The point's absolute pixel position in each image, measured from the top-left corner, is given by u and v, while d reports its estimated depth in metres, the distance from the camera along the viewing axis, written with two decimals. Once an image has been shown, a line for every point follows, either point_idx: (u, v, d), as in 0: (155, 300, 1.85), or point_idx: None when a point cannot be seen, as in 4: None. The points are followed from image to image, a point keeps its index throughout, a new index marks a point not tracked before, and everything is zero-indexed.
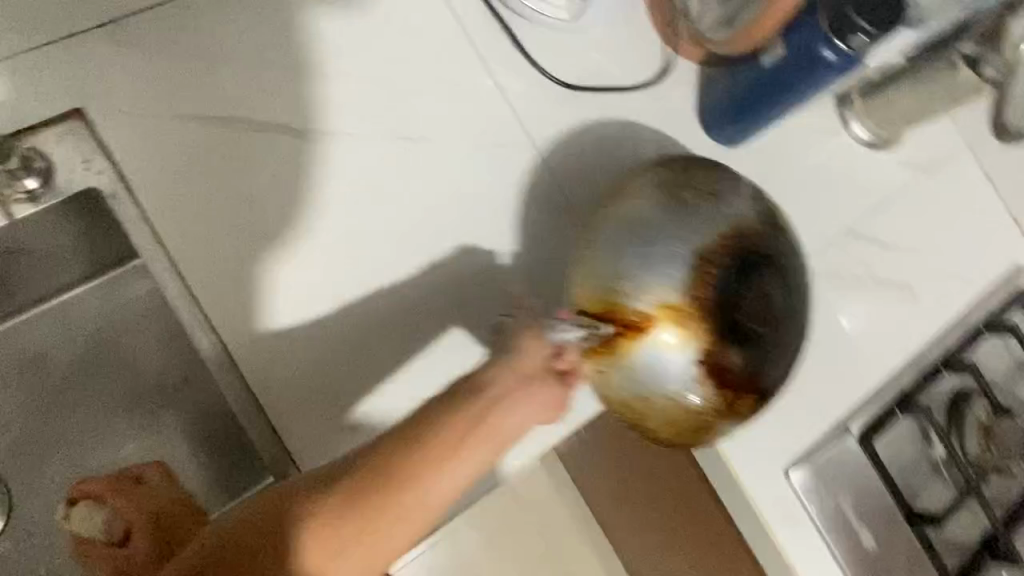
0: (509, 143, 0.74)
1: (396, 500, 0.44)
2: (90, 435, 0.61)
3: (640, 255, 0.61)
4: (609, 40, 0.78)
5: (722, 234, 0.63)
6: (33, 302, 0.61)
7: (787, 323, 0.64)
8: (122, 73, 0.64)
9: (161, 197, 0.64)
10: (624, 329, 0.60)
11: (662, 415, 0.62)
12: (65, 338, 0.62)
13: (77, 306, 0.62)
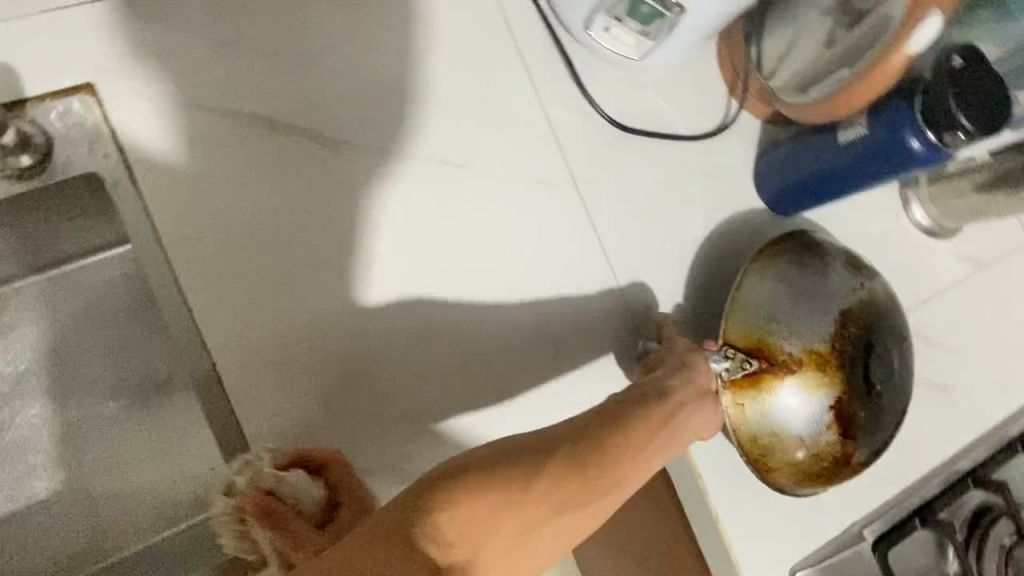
0: (550, 180, 0.69)
1: (603, 484, 0.41)
2: (90, 396, 0.70)
3: (808, 305, 0.64)
4: (672, 84, 0.73)
5: (861, 298, 0.66)
6: (47, 268, 0.69)
7: (896, 387, 0.66)
8: (144, 51, 0.59)
9: (167, 191, 0.58)
10: (771, 370, 0.61)
11: (786, 456, 0.61)
12: (77, 306, 0.70)
13: (89, 280, 0.69)
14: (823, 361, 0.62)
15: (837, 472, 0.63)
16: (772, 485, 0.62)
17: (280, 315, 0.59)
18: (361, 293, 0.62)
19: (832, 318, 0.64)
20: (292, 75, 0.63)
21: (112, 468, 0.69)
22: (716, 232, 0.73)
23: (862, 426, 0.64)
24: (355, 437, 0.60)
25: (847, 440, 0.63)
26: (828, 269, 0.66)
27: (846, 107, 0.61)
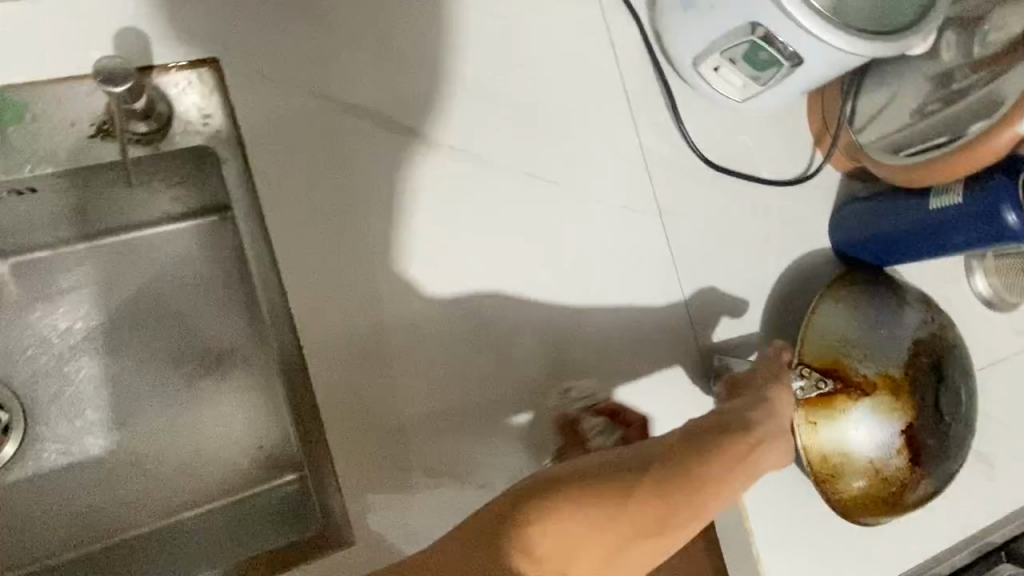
0: (635, 206, 0.70)
1: (676, 516, 0.43)
2: (136, 380, 0.66)
3: (879, 333, 0.68)
4: (760, 128, 0.75)
5: (929, 335, 0.70)
6: (96, 235, 0.65)
7: (955, 422, 0.70)
8: (270, 37, 0.61)
9: (276, 175, 0.61)
10: (846, 389, 0.65)
11: (856, 474, 0.65)
12: (129, 278, 0.67)
13: (155, 253, 0.67)
14: (897, 386, 0.67)
15: (899, 492, 0.67)
16: (838, 505, 0.66)
17: (366, 305, 0.62)
18: (443, 293, 0.64)
19: (903, 347, 0.68)
20: (402, 74, 0.65)
21: (165, 454, 0.66)
22: (786, 277, 0.74)
23: (925, 459, 0.68)
24: (419, 432, 0.62)
25: (913, 462, 0.67)
26: (900, 306, 0.70)
27: (927, 180, 0.66)
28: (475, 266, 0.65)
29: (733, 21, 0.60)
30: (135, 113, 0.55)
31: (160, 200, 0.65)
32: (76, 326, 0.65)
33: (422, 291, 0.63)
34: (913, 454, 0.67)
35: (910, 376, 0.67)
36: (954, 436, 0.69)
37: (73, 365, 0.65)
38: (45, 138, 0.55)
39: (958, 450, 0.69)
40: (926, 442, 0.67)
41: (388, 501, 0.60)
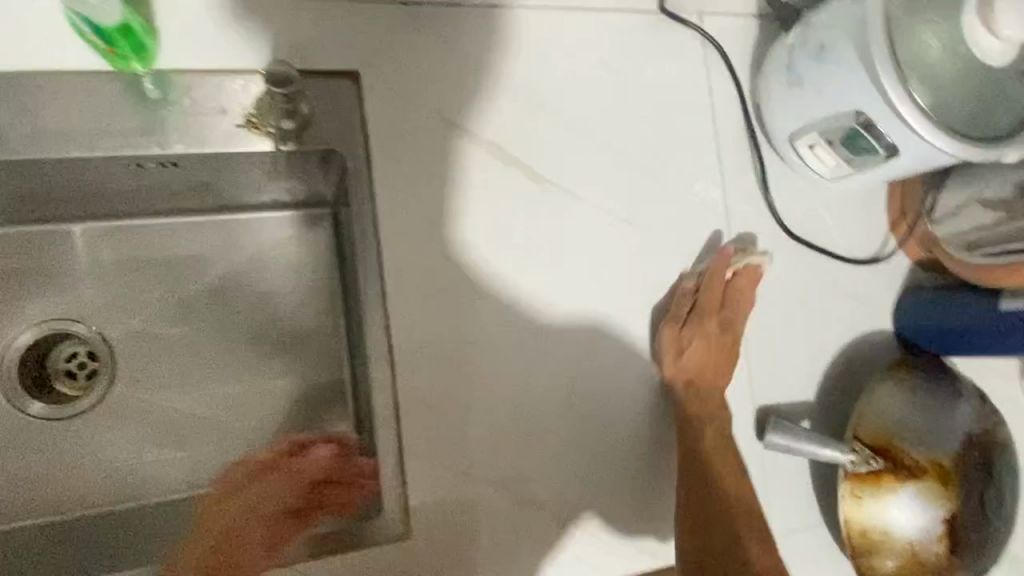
0: (714, 263, 0.74)
1: None
2: (212, 345, 0.73)
3: (932, 421, 0.71)
4: (842, 206, 0.78)
5: (982, 431, 0.72)
6: (206, 208, 0.73)
7: (997, 522, 0.71)
8: (407, 59, 0.67)
9: (393, 183, 0.66)
10: (893, 469, 0.69)
11: (895, 553, 0.68)
12: (224, 251, 0.74)
13: (253, 228, 0.74)
14: (944, 473, 0.69)
15: None
16: None
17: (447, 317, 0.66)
18: (516, 316, 0.68)
19: (954, 438, 0.71)
20: (515, 108, 0.70)
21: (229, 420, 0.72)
22: (842, 352, 0.77)
23: (964, 550, 0.69)
24: (473, 442, 0.66)
25: (951, 551, 0.69)
26: (958, 399, 0.72)
27: (998, 283, 0.71)
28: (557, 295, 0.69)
29: (842, 108, 0.64)
30: (283, 108, 0.59)
31: (269, 183, 0.72)
32: (174, 295, 0.72)
33: (503, 311, 0.68)
34: (953, 543, 0.69)
35: (958, 466, 0.70)
36: (994, 534, 0.71)
37: (165, 327, 0.72)
38: (199, 120, 0.60)
39: (993, 547, 0.71)
40: (967, 533, 0.69)
41: (434, 500, 0.65)
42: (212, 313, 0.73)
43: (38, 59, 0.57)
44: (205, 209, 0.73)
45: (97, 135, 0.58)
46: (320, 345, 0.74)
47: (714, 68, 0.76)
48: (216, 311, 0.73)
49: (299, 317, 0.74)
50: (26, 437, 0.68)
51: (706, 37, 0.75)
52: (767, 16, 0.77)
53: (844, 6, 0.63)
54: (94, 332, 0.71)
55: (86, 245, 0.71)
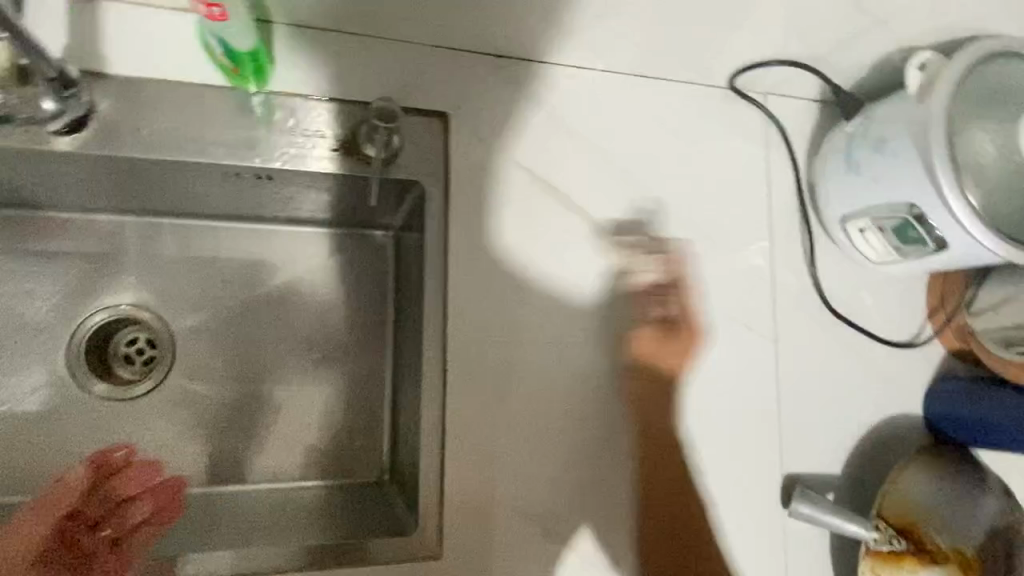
0: (756, 329, 0.76)
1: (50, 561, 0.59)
2: (268, 346, 0.80)
3: (958, 510, 0.73)
4: (883, 289, 0.81)
5: (1005, 527, 0.73)
6: (280, 220, 0.81)
7: None
8: (492, 105, 0.71)
9: (465, 218, 0.70)
10: (914, 551, 0.71)
11: None
12: (291, 262, 0.82)
13: (318, 243, 0.83)
14: (965, 561, 0.71)
15: None
16: None
17: (498, 351, 0.70)
18: (561, 357, 0.71)
19: (976, 529, 0.72)
20: (584, 162, 0.74)
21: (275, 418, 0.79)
22: (871, 431, 0.78)
23: None
24: (506, 472, 0.69)
25: None
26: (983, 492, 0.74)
27: None
28: (603, 341, 0.73)
29: (895, 199, 0.68)
30: (379, 137, 0.64)
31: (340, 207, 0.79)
32: (234, 297, 0.80)
33: (551, 349, 0.71)
34: None
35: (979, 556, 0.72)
36: None
37: (229, 324, 0.80)
38: (296, 141, 0.64)
39: None
40: None
41: (463, 522, 0.67)
42: (265, 314, 0.80)
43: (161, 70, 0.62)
44: (266, 220, 0.81)
45: (203, 146, 0.62)
46: (359, 351, 0.82)
47: (775, 146, 0.80)
48: (268, 313, 0.81)
49: (344, 322, 0.82)
50: (90, 409, 0.76)
51: (770, 116, 0.79)
52: (830, 102, 0.81)
53: (907, 104, 0.67)
54: (159, 321, 0.79)
55: (170, 241, 0.79)
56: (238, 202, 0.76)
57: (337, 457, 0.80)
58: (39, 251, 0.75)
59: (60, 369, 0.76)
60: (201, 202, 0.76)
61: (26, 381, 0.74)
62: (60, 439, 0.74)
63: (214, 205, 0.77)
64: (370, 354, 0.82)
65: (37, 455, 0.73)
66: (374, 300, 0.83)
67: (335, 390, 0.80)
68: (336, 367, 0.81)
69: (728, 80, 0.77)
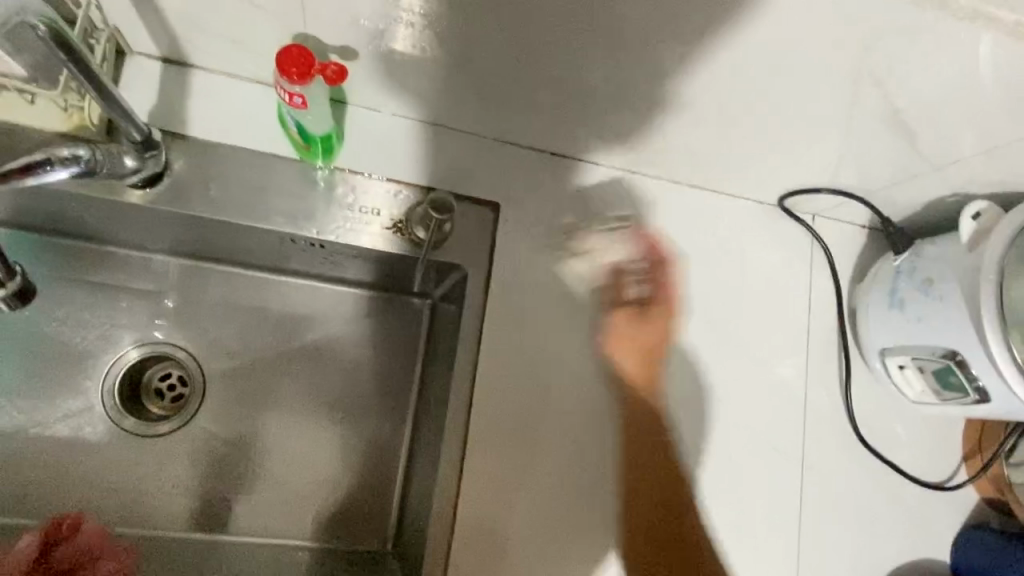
0: (783, 451, 0.75)
1: None
2: (292, 400, 0.81)
3: None
4: (917, 424, 0.79)
5: None
6: (324, 277, 0.84)
7: None
8: (541, 198, 0.75)
9: (504, 304, 0.72)
10: None
11: None
12: (328, 319, 0.84)
13: (356, 302, 0.85)
14: None
15: None
16: None
17: (520, 442, 0.70)
18: (582, 454, 0.71)
19: None
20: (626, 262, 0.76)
21: (288, 475, 0.79)
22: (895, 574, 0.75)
23: None
24: (513, 568, 0.67)
25: None
26: None
27: None
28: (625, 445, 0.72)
29: (938, 343, 0.67)
30: (430, 223, 0.66)
31: (383, 274, 0.81)
32: (265, 348, 0.82)
33: (573, 445, 0.71)
34: None
35: None
36: None
37: (258, 374, 0.81)
38: (351, 217, 0.67)
39: None
40: None
41: None
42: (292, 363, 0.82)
43: (239, 138, 0.66)
44: (305, 276, 0.83)
45: (265, 211, 0.65)
46: (377, 409, 0.82)
47: (818, 267, 0.80)
48: (293, 364, 0.82)
49: (363, 377, 0.83)
50: (115, 442, 0.77)
51: (815, 237, 0.80)
52: (877, 229, 0.82)
53: (957, 252, 0.67)
54: (192, 361, 0.81)
55: (216, 285, 0.82)
56: (281, 258, 0.79)
57: (343, 512, 0.80)
58: (94, 282, 0.79)
59: (94, 398, 0.78)
60: (248, 253, 0.79)
61: (61, 406, 0.77)
62: (83, 469, 0.76)
63: (258, 256, 0.79)
64: (386, 417, 0.83)
65: (58, 483, 0.75)
66: (398, 364, 0.84)
67: (345, 446, 0.81)
68: (351, 423, 0.82)
69: (778, 199, 0.80)
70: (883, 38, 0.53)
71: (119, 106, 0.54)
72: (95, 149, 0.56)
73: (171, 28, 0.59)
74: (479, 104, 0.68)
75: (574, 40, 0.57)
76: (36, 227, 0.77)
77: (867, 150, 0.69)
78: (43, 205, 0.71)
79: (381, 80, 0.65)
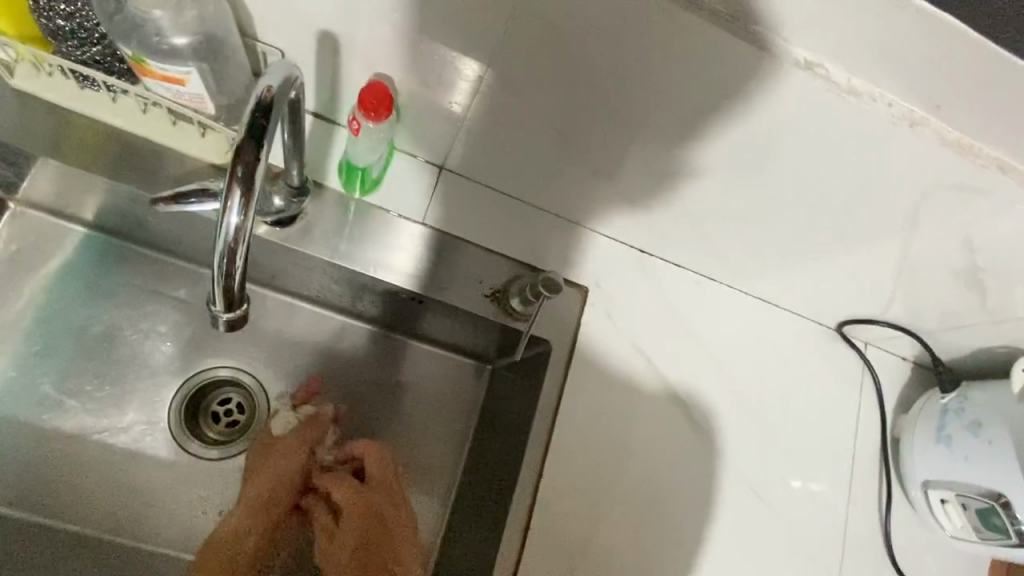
0: (821, 563, 0.78)
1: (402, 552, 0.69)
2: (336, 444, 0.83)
3: None
4: (948, 559, 0.82)
5: None
6: (382, 329, 0.87)
7: None
8: (624, 290, 0.81)
9: (581, 377, 0.77)
10: None
11: None
12: (380, 367, 0.86)
13: (410, 356, 0.87)
14: None
15: None
16: None
17: (584, 507, 0.73)
18: (634, 521, 0.74)
19: None
20: (691, 361, 0.81)
21: None
22: None
23: None
24: None
25: None
26: None
27: None
28: (681, 524, 0.75)
29: (984, 485, 0.71)
30: (527, 296, 0.72)
31: (448, 336, 0.84)
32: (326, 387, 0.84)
33: (630, 518, 0.74)
34: None
35: None
36: None
37: None
38: (455, 278, 0.73)
39: None
40: None
41: None
42: (368, 397, 0.84)
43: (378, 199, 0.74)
44: (366, 323, 0.86)
45: (384, 267, 0.70)
46: (437, 436, 0.85)
47: (866, 392, 0.85)
48: (347, 398, 0.84)
49: (422, 403, 0.86)
50: (173, 458, 0.79)
51: (865, 364, 0.86)
52: (922, 365, 0.88)
53: (1006, 397, 0.72)
54: (259, 389, 0.83)
55: (296, 320, 0.85)
56: (354, 302, 0.81)
57: (426, 470, 0.83)
58: (185, 300, 0.82)
59: (159, 412, 0.80)
60: (329, 296, 0.82)
61: (127, 416, 0.78)
62: (140, 481, 0.77)
63: (338, 302, 0.83)
64: (439, 464, 0.84)
65: (114, 490, 0.76)
66: (450, 422, 0.86)
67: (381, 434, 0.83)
68: (413, 438, 0.84)
69: (835, 324, 0.86)
70: (970, 203, 0.60)
71: (292, 174, 0.61)
72: None
73: (339, 92, 0.66)
74: (586, 192, 0.74)
75: (693, 162, 0.63)
76: (143, 240, 0.81)
77: (926, 294, 0.76)
78: (165, 226, 0.76)
79: (506, 162, 0.72)
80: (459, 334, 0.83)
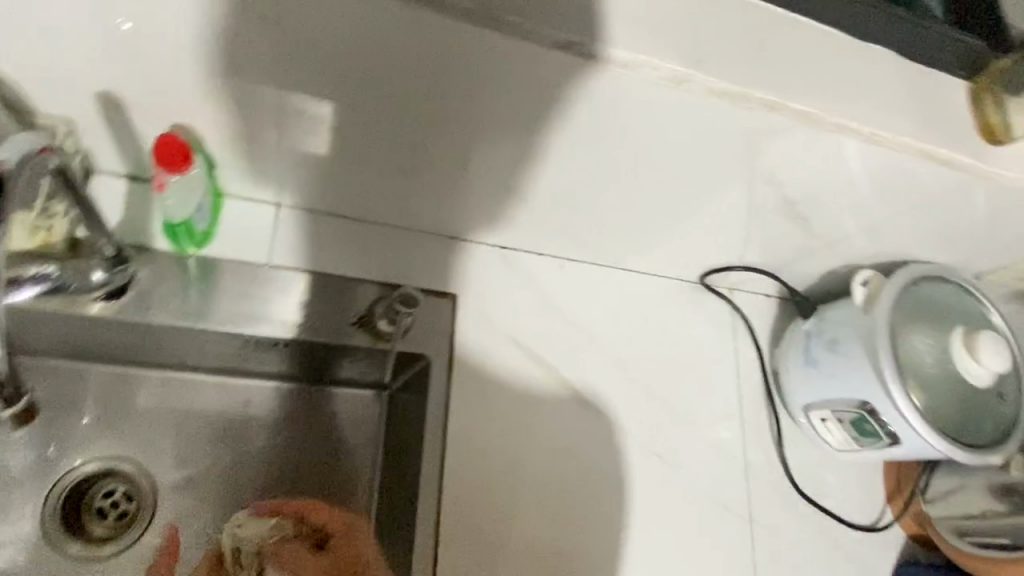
0: (730, 505, 0.81)
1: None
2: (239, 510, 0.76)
3: None
4: (842, 471, 0.88)
5: None
6: (271, 379, 0.81)
7: None
8: (493, 289, 0.81)
9: (468, 382, 0.77)
10: None
11: None
12: (276, 418, 0.80)
13: (308, 400, 0.82)
14: None
15: None
16: None
17: (493, 506, 0.74)
18: (546, 509, 0.75)
19: None
20: (572, 342, 0.83)
21: None
22: None
23: None
24: None
25: None
26: None
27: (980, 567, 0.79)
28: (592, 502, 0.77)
29: (850, 396, 0.76)
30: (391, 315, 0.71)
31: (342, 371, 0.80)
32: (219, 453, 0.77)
33: (542, 507, 0.75)
34: None
35: None
36: None
37: (206, 485, 0.76)
38: (316, 313, 0.71)
39: None
40: None
41: None
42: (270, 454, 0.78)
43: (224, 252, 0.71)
44: (252, 376, 0.81)
45: (238, 317, 0.68)
46: (353, 476, 0.80)
47: (741, 335, 0.90)
48: (244, 460, 0.78)
49: (331, 446, 0.81)
50: None
51: (735, 309, 0.90)
52: (786, 299, 0.93)
53: (853, 312, 0.78)
54: (140, 471, 0.76)
55: (171, 391, 0.79)
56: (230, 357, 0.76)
57: None
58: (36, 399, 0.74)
59: (26, 525, 0.72)
60: (203, 357, 0.76)
61: None
62: None
63: (213, 361, 0.77)
64: (360, 504, 0.79)
65: None
66: (363, 458, 0.81)
67: (289, 488, 0.78)
68: (327, 485, 0.79)
69: (700, 277, 0.90)
70: None
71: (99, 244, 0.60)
72: (64, 267, 0.61)
73: None
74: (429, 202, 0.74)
75: None
76: None
77: (767, 232, 0.81)
78: None
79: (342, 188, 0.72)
80: (353, 366, 0.79)
